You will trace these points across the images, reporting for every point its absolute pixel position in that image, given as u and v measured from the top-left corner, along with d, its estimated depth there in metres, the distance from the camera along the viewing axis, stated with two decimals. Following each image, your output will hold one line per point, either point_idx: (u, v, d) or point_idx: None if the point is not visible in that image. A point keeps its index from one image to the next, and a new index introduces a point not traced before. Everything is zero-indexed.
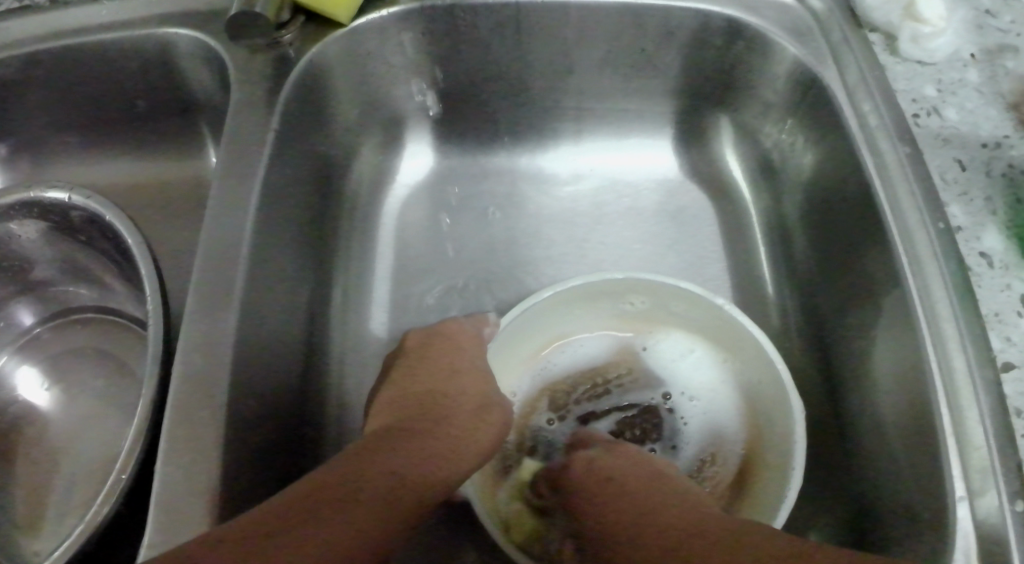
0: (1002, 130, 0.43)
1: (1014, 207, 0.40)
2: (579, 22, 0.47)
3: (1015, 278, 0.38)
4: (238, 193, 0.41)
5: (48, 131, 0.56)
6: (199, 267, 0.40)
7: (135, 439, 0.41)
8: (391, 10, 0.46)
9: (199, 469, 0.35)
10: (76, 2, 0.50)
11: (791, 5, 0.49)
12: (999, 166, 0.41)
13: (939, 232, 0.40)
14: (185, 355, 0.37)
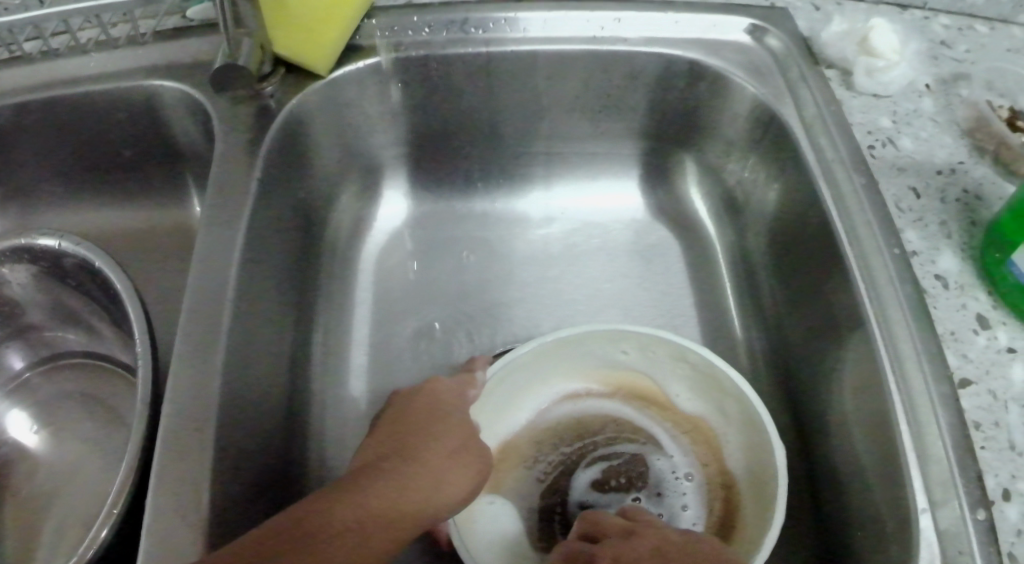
0: (957, 156, 0.48)
1: (968, 229, 0.44)
2: (548, 68, 0.50)
3: (968, 299, 0.42)
4: (225, 240, 0.43)
5: (38, 178, 0.57)
6: (188, 310, 0.41)
7: (124, 480, 0.42)
8: (366, 63, 0.48)
9: (186, 505, 0.36)
10: (65, 54, 0.52)
11: (749, 45, 0.52)
12: (953, 194, 0.46)
13: (895, 257, 0.43)
14: (176, 396, 0.39)
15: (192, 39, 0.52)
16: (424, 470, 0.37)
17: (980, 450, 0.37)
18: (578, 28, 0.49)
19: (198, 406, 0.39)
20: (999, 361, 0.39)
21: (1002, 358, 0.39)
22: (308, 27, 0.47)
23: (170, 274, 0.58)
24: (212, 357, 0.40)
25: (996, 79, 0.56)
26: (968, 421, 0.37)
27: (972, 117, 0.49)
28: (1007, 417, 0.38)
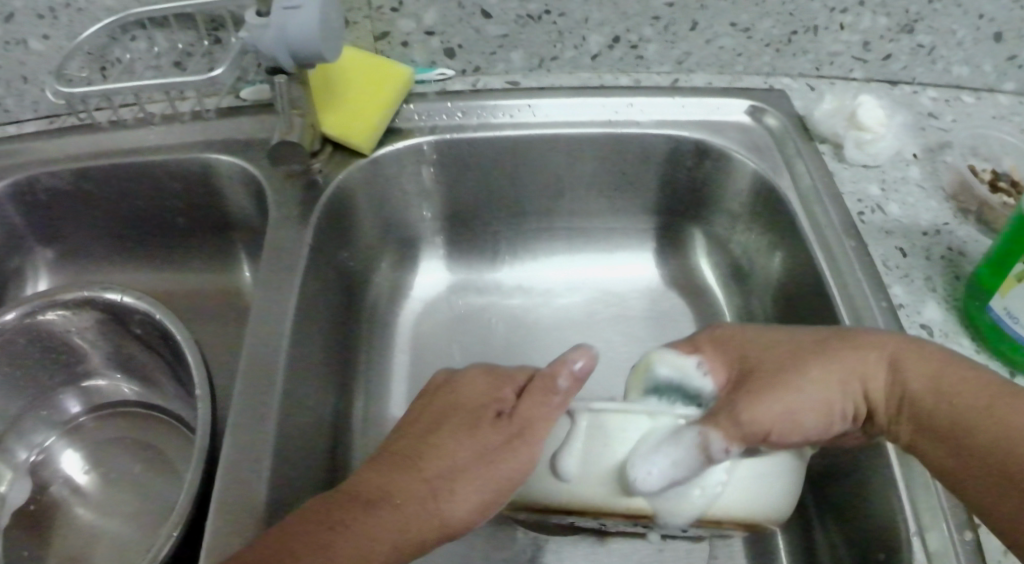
0: (941, 219, 0.55)
1: (951, 282, 0.51)
2: (568, 148, 0.56)
3: (953, 344, 0.48)
4: (281, 301, 0.49)
5: (102, 235, 0.65)
6: (245, 359, 0.46)
7: (183, 505, 0.47)
8: (406, 142, 0.54)
9: (242, 525, 0.40)
10: (133, 126, 0.60)
11: (749, 124, 0.58)
12: (938, 252, 0.53)
13: (883, 308, 0.47)
14: (235, 433, 0.44)
15: (246, 118, 0.57)
16: (454, 458, 0.40)
17: None
18: (595, 113, 0.56)
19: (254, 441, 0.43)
20: None
21: None
22: (351, 110, 0.53)
23: (218, 330, 0.62)
24: (269, 400, 0.45)
25: (982, 145, 0.61)
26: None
27: (955, 182, 0.57)
28: None
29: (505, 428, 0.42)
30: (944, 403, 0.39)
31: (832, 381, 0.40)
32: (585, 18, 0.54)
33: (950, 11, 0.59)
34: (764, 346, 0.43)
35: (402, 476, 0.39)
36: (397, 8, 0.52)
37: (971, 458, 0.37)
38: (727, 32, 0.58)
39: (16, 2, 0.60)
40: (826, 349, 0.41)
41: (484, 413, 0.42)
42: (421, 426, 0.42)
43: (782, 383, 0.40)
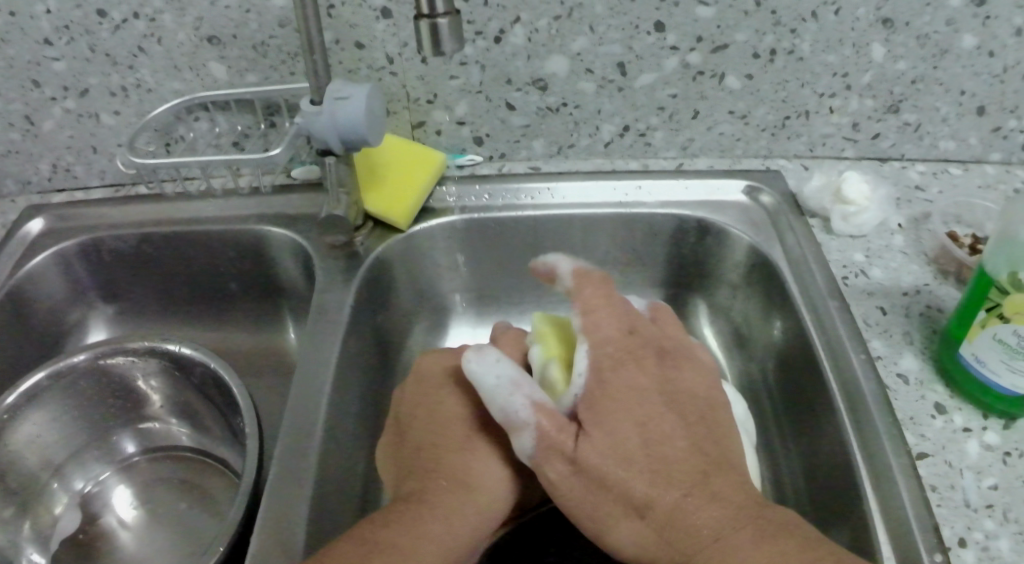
0: (922, 280, 0.60)
1: (928, 336, 0.56)
2: (582, 225, 0.66)
3: (927, 390, 0.53)
4: (329, 348, 0.57)
5: (171, 289, 0.74)
6: (296, 401, 0.54)
7: (227, 527, 0.53)
8: (441, 220, 0.64)
9: (283, 537, 0.47)
10: (200, 198, 0.70)
11: (747, 203, 0.67)
12: (917, 309, 0.58)
13: (862, 359, 0.54)
14: (281, 460, 0.51)
15: (296, 195, 0.68)
16: (467, 427, 0.52)
17: (936, 506, 0.46)
18: (607, 195, 0.66)
19: (300, 470, 0.50)
20: (952, 439, 0.50)
21: (958, 436, 0.50)
22: (392, 190, 0.62)
23: (269, 388, 0.69)
24: (313, 437, 0.52)
25: (965, 214, 0.66)
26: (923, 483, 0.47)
27: (936, 247, 0.62)
28: (961, 481, 0.48)
29: (508, 399, 0.54)
30: (699, 502, 0.43)
31: (686, 457, 0.44)
32: (597, 110, 0.65)
33: (932, 89, 0.65)
34: (677, 405, 0.47)
35: (450, 457, 0.50)
36: (431, 101, 0.63)
37: (708, 557, 0.41)
38: (726, 118, 0.67)
39: (92, 80, 0.68)
40: (690, 436, 0.45)
41: (499, 395, 0.54)
42: (442, 407, 0.53)
43: (653, 448, 0.44)
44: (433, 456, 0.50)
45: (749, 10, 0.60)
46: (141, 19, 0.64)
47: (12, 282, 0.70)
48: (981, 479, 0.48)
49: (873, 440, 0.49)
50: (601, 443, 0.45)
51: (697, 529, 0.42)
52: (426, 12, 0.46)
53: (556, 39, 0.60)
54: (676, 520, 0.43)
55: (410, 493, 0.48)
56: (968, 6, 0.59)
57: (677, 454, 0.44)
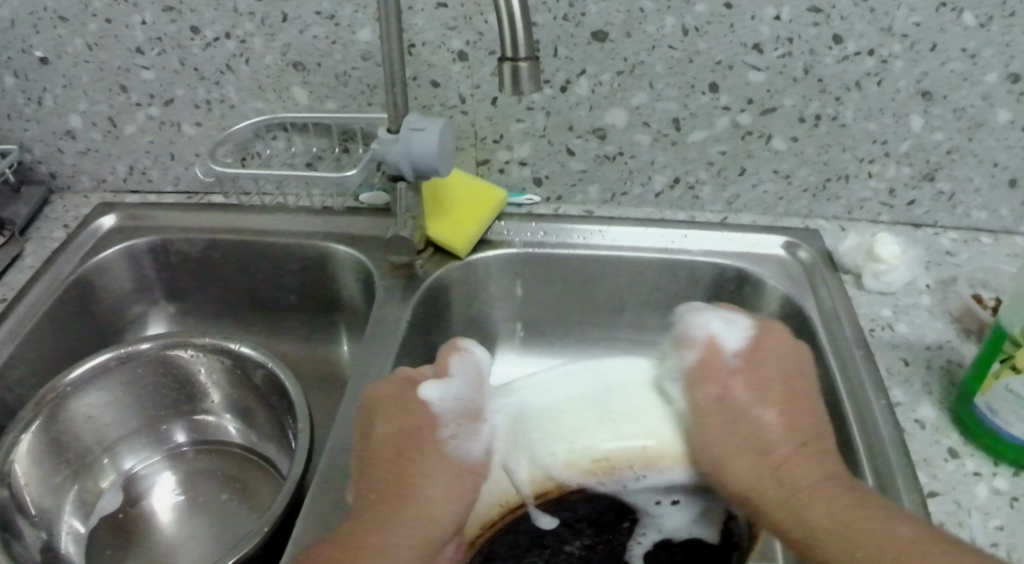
0: (946, 337, 0.64)
1: (947, 387, 0.60)
2: (628, 264, 0.71)
3: (942, 436, 0.56)
4: (385, 358, 0.62)
5: (235, 293, 0.79)
6: (351, 404, 0.58)
7: (274, 511, 0.56)
8: (497, 251, 0.70)
9: (330, 521, 0.51)
10: (273, 210, 0.76)
11: (785, 258, 0.71)
12: (938, 361, 0.62)
13: (883, 406, 0.57)
14: (333, 454, 0.55)
15: (363, 217, 0.75)
16: (419, 438, 0.50)
17: None
18: (655, 241, 0.71)
19: (352, 466, 0.54)
20: (963, 482, 0.53)
21: (968, 480, 0.53)
22: (454, 220, 0.68)
23: (323, 398, 0.74)
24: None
25: (993, 278, 0.69)
26: (933, 519, 0.50)
27: (961, 306, 0.66)
28: (970, 520, 0.51)
29: (416, 402, 0.52)
30: (803, 459, 0.47)
31: (785, 427, 0.48)
32: (650, 161, 0.70)
33: (967, 160, 0.68)
34: (755, 371, 0.50)
35: (388, 489, 0.47)
36: (497, 141, 0.70)
37: (794, 507, 0.45)
38: (769, 177, 0.71)
39: (177, 91, 0.74)
40: (791, 405, 0.49)
41: (407, 406, 0.52)
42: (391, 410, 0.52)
43: (741, 415, 0.48)
44: (384, 481, 0.48)
45: (798, 76, 0.64)
46: (232, 40, 0.69)
47: (82, 270, 0.75)
48: (989, 520, 0.51)
49: (887, 476, 0.53)
50: (716, 404, 0.49)
51: (804, 482, 0.46)
52: (509, 55, 0.50)
53: (617, 93, 0.66)
54: (790, 480, 0.46)
55: (347, 533, 0.45)
56: (1003, 82, 0.63)
57: (773, 421, 0.48)
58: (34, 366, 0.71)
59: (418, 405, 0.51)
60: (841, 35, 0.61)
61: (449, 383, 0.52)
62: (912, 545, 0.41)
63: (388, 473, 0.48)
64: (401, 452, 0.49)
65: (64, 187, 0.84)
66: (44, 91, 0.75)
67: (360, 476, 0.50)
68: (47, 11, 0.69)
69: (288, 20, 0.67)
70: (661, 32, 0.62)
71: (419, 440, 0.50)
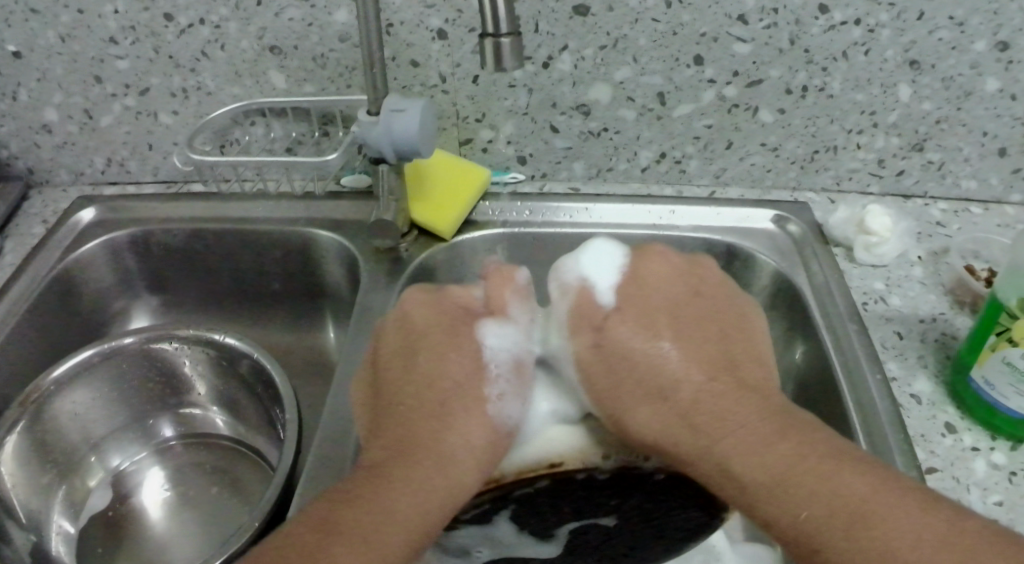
0: (938, 309, 0.63)
1: (943, 361, 0.59)
2: (618, 244, 0.70)
3: (939, 411, 0.55)
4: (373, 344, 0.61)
5: (220, 284, 0.78)
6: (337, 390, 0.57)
7: (265, 502, 0.55)
8: (483, 232, 0.69)
9: None
10: (255, 197, 0.75)
11: (776, 232, 0.70)
12: (932, 335, 0.61)
13: (878, 379, 0.56)
14: (322, 443, 0.54)
15: (347, 202, 0.73)
16: (422, 367, 0.51)
17: None
18: (643, 218, 0.70)
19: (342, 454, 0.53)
20: (959, 456, 0.53)
21: (965, 454, 0.53)
22: (437, 202, 0.67)
23: (313, 387, 0.73)
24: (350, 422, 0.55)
25: (984, 248, 0.68)
26: None
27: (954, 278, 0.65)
28: (968, 496, 0.50)
29: (450, 363, 0.51)
30: (720, 401, 0.48)
31: (689, 366, 0.49)
32: (637, 136, 0.69)
33: (956, 130, 0.67)
34: (637, 309, 0.52)
35: (416, 428, 0.48)
36: (479, 120, 0.68)
37: (721, 456, 0.46)
38: (757, 150, 0.70)
39: (153, 80, 0.72)
40: (702, 353, 0.50)
41: (439, 355, 0.51)
42: (424, 372, 0.50)
43: (639, 360, 0.50)
44: (410, 429, 0.48)
45: (784, 47, 0.63)
46: (206, 25, 0.67)
47: (62, 266, 0.73)
48: (987, 496, 0.51)
49: (882, 450, 0.52)
50: (598, 357, 0.51)
51: (721, 426, 0.47)
52: (491, 31, 0.49)
53: (601, 68, 0.64)
54: (704, 428, 0.47)
55: (368, 476, 0.45)
56: (991, 50, 0.62)
57: (682, 369, 0.49)
58: (15, 367, 0.69)
59: (453, 357, 0.51)
60: (827, 5, 0.60)
61: (506, 326, 0.53)
62: (858, 495, 0.41)
63: (410, 397, 0.49)
64: (400, 382, 0.50)
65: (42, 182, 0.82)
66: (17, 85, 0.73)
67: (381, 405, 0.50)
68: (15, 3, 0.67)
69: (263, 3, 0.65)
70: (645, 5, 0.61)
71: (427, 364, 0.51)
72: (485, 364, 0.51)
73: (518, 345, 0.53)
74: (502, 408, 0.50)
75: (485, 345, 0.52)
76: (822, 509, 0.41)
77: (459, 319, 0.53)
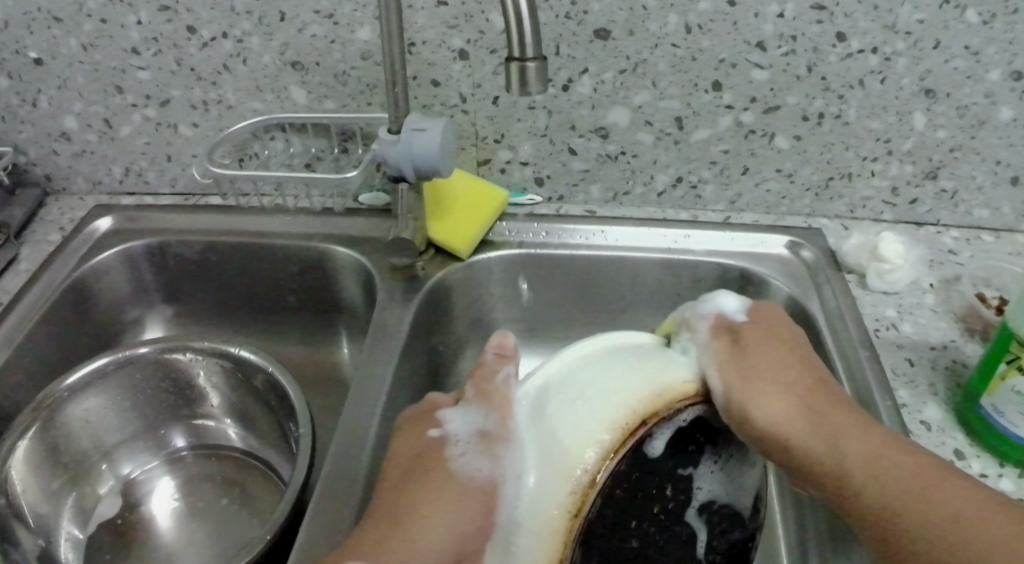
0: (950, 337, 0.63)
1: (953, 388, 0.59)
2: (631, 264, 0.70)
3: (948, 437, 0.56)
4: (387, 361, 0.61)
5: (234, 295, 0.79)
6: (352, 406, 0.58)
7: (278, 516, 0.56)
8: (497, 251, 0.70)
9: (335, 529, 0.51)
10: (273, 210, 0.75)
11: (788, 257, 0.70)
12: (943, 362, 0.61)
13: (889, 407, 0.57)
14: (337, 459, 0.55)
15: (364, 217, 0.74)
16: (402, 447, 0.52)
17: None
18: (657, 240, 0.71)
19: (355, 473, 0.54)
20: None
21: (975, 483, 0.53)
22: (455, 222, 0.68)
23: (325, 400, 0.74)
24: (366, 441, 0.56)
25: (996, 277, 0.69)
26: None
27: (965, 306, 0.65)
28: None
29: (427, 448, 0.51)
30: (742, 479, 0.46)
31: (690, 458, 0.47)
32: (652, 159, 0.70)
33: (970, 158, 0.68)
34: (630, 394, 0.50)
35: (404, 495, 0.48)
36: (498, 140, 0.69)
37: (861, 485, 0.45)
38: (772, 175, 0.71)
39: (174, 92, 0.73)
40: (704, 434, 0.48)
41: (414, 436, 0.52)
42: (407, 450, 0.51)
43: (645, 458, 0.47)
44: (392, 497, 0.48)
45: (802, 74, 0.63)
46: (229, 39, 0.68)
47: (79, 274, 0.74)
48: None
49: None
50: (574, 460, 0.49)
51: (747, 502, 0.45)
52: (516, 54, 0.50)
53: (619, 91, 0.65)
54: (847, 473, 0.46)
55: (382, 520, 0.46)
56: (1007, 80, 0.62)
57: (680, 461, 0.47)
58: (28, 372, 0.70)
59: (422, 436, 0.52)
60: (845, 33, 0.61)
61: (469, 409, 0.52)
62: (949, 506, 0.42)
63: (394, 475, 0.50)
64: (388, 470, 0.50)
65: (60, 189, 0.83)
66: (39, 93, 0.74)
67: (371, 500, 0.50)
68: (41, 12, 0.68)
69: (286, 19, 0.66)
70: (665, 30, 0.61)
71: (421, 444, 0.51)
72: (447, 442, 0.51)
73: (483, 415, 0.51)
74: (469, 467, 0.48)
75: (446, 427, 0.51)
76: None
77: (420, 417, 0.53)
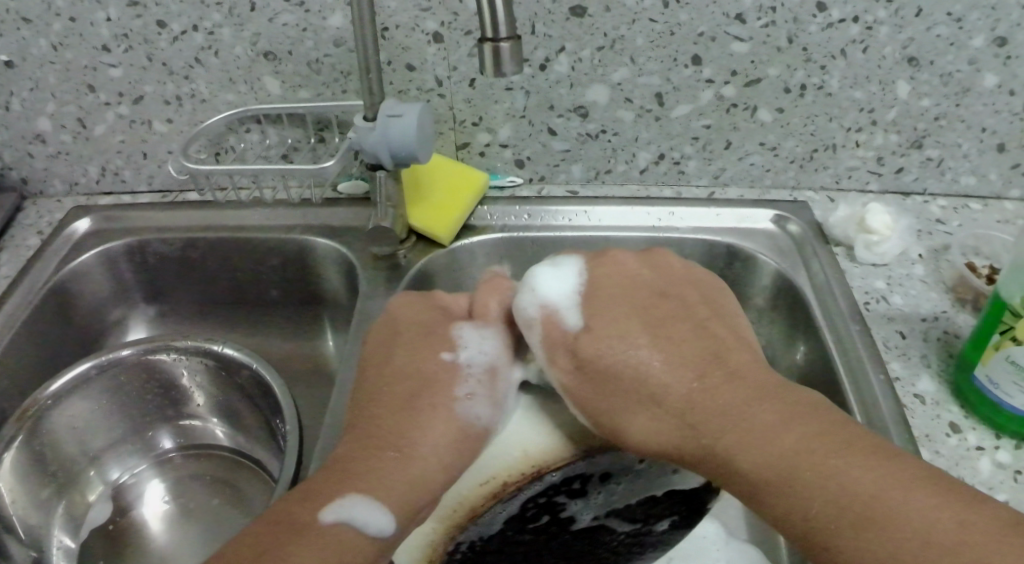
0: (940, 307, 0.63)
1: (946, 360, 0.58)
2: (616, 245, 0.69)
3: (943, 410, 0.55)
4: None
5: (218, 291, 0.78)
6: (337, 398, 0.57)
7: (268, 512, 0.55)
8: (480, 236, 0.69)
9: None
10: (253, 204, 0.74)
11: (775, 231, 0.70)
12: (934, 333, 0.60)
13: (881, 380, 0.56)
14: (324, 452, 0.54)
15: (345, 208, 0.73)
16: (410, 357, 0.55)
17: None
18: (643, 220, 0.70)
19: None
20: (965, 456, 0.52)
21: (970, 453, 0.52)
22: (436, 207, 0.67)
23: (313, 393, 0.73)
24: None
25: (984, 245, 0.68)
26: None
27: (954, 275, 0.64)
28: None
29: (441, 370, 0.54)
30: (712, 396, 0.48)
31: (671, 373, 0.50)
32: (634, 138, 0.69)
33: (955, 126, 0.67)
34: (642, 310, 0.53)
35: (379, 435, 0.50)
36: (476, 123, 0.68)
37: (744, 446, 0.45)
38: (756, 150, 0.70)
39: (146, 87, 0.71)
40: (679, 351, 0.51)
41: (426, 353, 0.55)
42: (417, 363, 0.55)
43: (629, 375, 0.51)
44: (379, 424, 0.51)
45: (782, 46, 0.62)
46: (199, 32, 0.67)
47: (59, 276, 0.73)
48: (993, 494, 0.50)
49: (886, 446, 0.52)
50: (585, 366, 0.52)
51: (761, 435, 0.45)
52: (491, 35, 0.49)
53: (598, 69, 0.64)
54: (699, 424, 0.47)
55: (362, 445, 0.49)
56: (989, 46, 0.62)
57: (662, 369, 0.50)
58: (11, 380, 0.68)
59: (433, 358, 0.55)
60: (825, 2, 0.60)
61: (483, 331, 0.57)
62: (869, 488, 0.40)
63: (384, 395, 0.52)
64: (392, 383, 0.53)
65: (36, 192, 0.82)
66: (10, 95, 0.73)
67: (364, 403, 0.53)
68: (7, 11, 0.67)
69: (256, 9, 0.65)
70: (642, 5, 0.60)
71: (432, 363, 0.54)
72: (459, 366, 0.55)
73: (496, 350, 0.56)
74: (468, 407, 0.53)
75: (458, 354, 0.55)
76: (837, 514, 0.40)
77: (436, 331, 0.57)
